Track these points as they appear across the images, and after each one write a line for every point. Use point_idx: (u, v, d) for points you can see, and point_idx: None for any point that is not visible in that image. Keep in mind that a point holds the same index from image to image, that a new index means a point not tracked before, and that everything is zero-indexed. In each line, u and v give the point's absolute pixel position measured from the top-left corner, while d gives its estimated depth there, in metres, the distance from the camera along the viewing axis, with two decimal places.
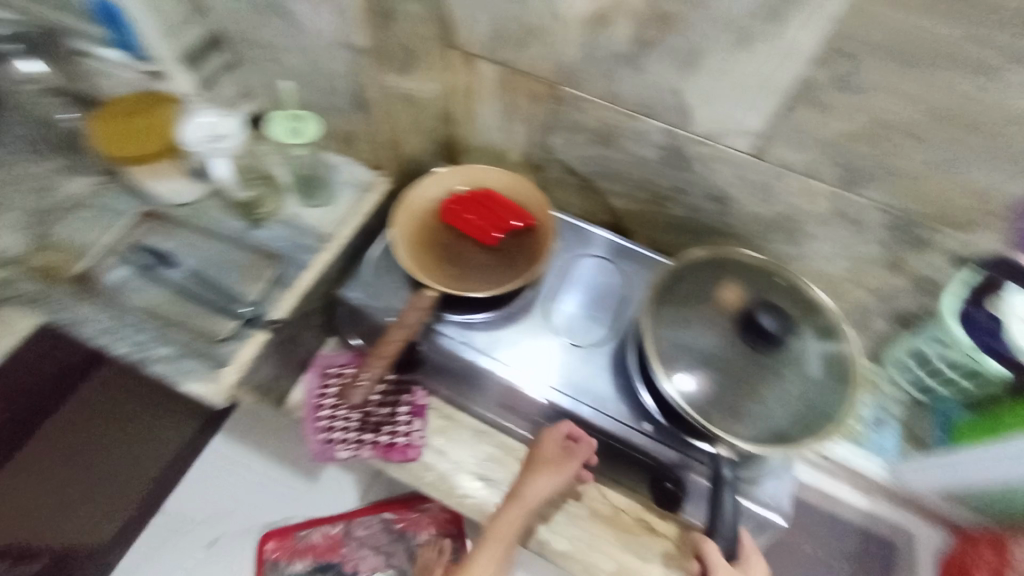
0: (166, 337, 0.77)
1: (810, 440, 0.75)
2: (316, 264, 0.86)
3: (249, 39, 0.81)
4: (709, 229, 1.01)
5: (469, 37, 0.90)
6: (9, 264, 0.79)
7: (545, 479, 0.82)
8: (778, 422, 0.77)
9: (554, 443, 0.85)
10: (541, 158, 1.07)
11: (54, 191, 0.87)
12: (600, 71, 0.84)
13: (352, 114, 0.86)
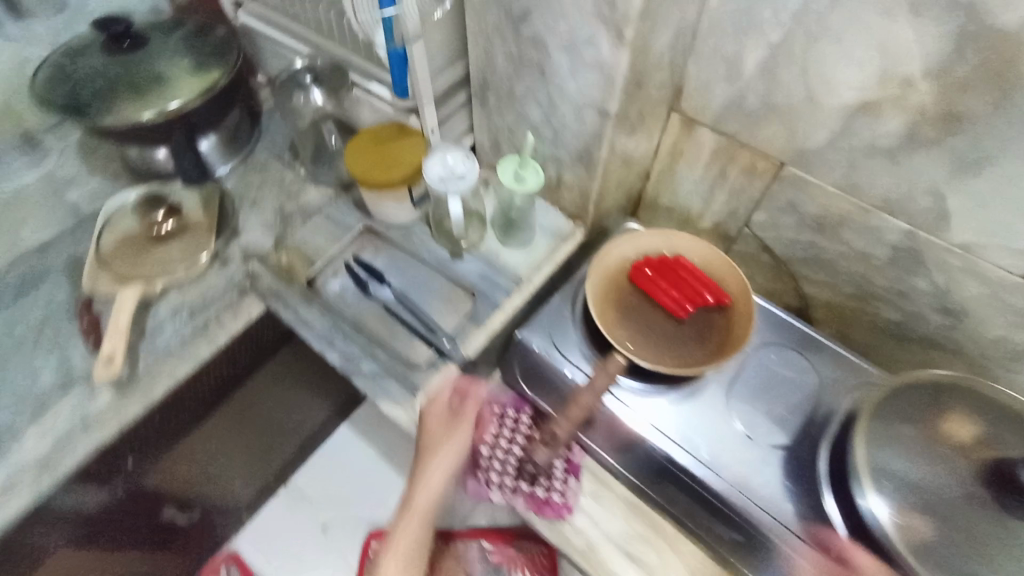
0: (372, 353, 0.84)
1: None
2: (509, 306, 0.88)
3: (493, 87, 0.86)
4: (925, 340, 0.90)
5: (698, 105, 0.88)
6: (260, 259, 0.91)
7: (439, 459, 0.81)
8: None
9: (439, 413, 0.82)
10: (735, 230, 1.02)
11: (298, 198, 1.00)
12: (846, 160, 0.78)
13: (570, 167, 0.88)
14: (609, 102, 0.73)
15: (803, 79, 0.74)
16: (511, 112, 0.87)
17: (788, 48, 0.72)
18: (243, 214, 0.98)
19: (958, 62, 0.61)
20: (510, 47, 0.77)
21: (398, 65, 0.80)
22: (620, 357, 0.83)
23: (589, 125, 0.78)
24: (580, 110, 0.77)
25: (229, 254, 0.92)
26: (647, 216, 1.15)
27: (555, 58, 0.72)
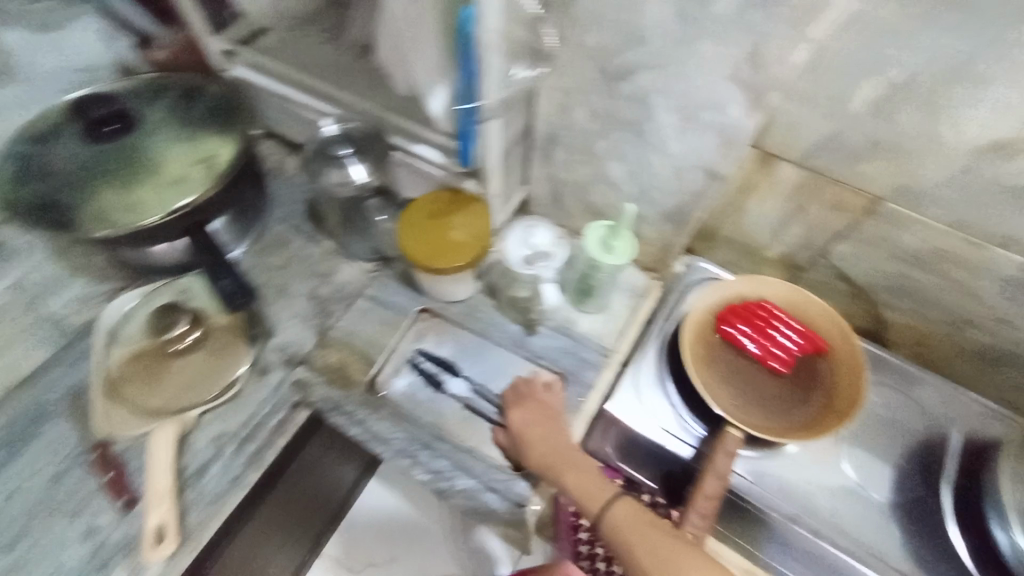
0: (462, 464, 0.73)
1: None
2: (601, 384, 0.79)
3: (561, 143, 0.75)
4: (1019, 363, 0.87)
5: (784, 141, 0.78)
6: (306, 363, 0.79)
7: None
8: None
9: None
10: (808, 260, 0.96)
11: (332, 279, 0.87)
12: (960, 198, 0.72)
13: (654, 224, 0.78)
14: (724, 164, 0.63)
15: (927, 117, 0.66)
16: (585, 168, 0.76)
17: (912, 88, 0.64)
18: (272, 309, 0.83)
19: None
20: (596, 104, 0.65)
21: (467, 138, 0.68)
22: (736, 432, 0.74)
23: (691, 185, 0.68)
24: (683, 172, 0.67)
25: (268, 362, 0.79)
26: (703, 245, 1.07)
27: (661, 119, 0.62)
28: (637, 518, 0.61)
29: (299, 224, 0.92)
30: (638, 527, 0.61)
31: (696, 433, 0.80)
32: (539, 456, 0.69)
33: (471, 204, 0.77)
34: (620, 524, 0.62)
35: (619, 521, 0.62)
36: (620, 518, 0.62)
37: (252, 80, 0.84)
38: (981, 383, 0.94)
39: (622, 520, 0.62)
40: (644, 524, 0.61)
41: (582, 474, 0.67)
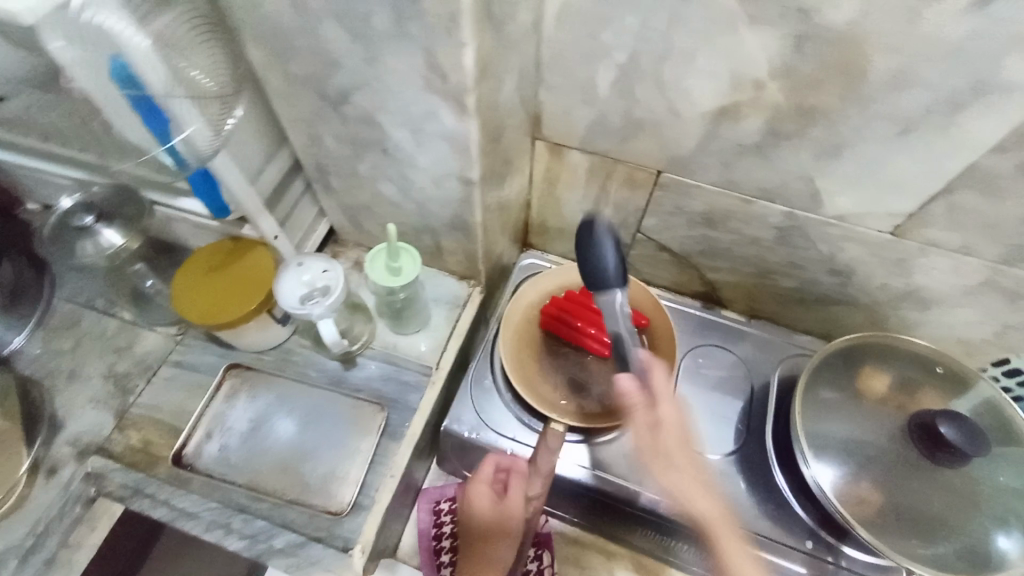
0: (283, 519, 0.69)
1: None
2: (425, 406, 0.77)
3: (334, 171, 0.73)
4: (824, 299, 0.93)
5: (561, 129, 0.81)
6: (102, 451, 0.73)
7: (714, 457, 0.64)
8: (953, 547, 0.69)
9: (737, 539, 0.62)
10: (630, 238, 0.99)
11: (131, 352, 0.81)
12: (718, 160, 0.76)
13: (448, 234, 0.78)
14: (470, 169, 0.63)
15: (660, 94, 0.70)
16: (364, 192, 0.75)
17: (637, 66, 0.67)
18: (62, 399, 0.76)
19: (801, 60, 0.60)
20: (339, 129, 0.65)
21: (204, 186, 0.65)
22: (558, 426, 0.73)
23: (456, 193, 0.68)
24: (441, 180, 0.67)
25: (58, 459, 0.72)
26: (540, 240, 1.09)
27: (396, 134, 0.62)
28: (703, 488, 0.64)
29: (92, 298, 0.85)
30: (731, 539, 0.64)
31: (536, 429, 0.80)
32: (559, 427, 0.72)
33: (255, 248, 0.74)
34: (696, 507, 0.64)
35: (707, 513, 0.65)
36: (693, 471, 0.62)
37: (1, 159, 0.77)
38: (806, 320, 0.99)
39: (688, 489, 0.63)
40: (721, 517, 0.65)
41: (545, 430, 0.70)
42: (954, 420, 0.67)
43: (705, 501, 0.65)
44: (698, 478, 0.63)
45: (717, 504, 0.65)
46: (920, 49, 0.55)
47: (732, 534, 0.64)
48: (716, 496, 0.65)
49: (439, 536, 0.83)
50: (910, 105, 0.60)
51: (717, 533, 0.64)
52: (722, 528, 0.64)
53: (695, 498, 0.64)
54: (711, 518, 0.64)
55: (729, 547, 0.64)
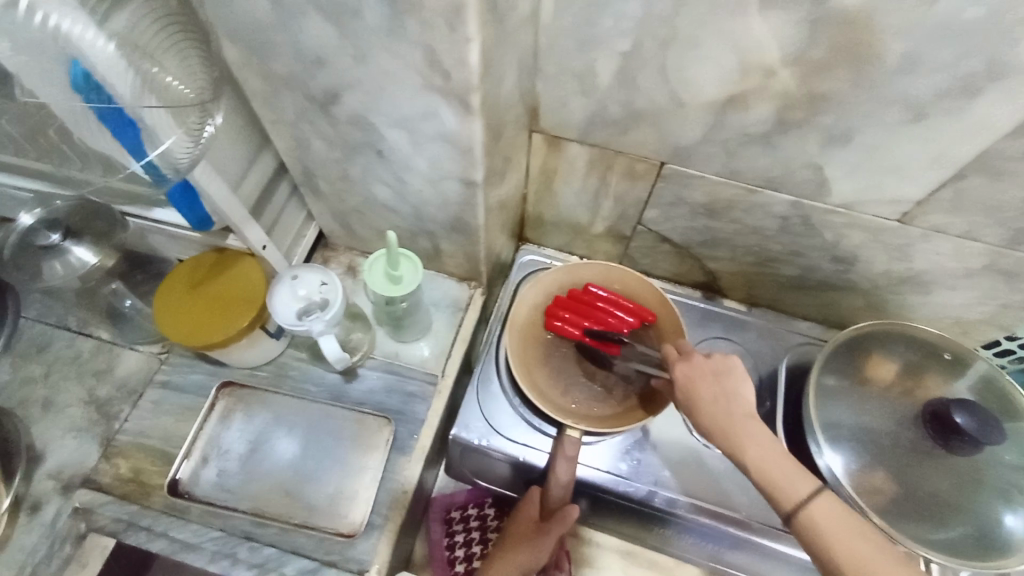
0: (292, 545, 0.67)
1: (989, 566, 0.67)
2: (432, 415, 0.75)
3: (323, 174, 0.69)
4: (824, 286, 0.92)
5: (558, 122, 0.77)
6: (90, 483, 0.68)
7: (745, 390, 0.60)
8: (959, 531, 0.69)
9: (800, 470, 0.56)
10: (629, 229, 0.96)
11: (112, 375, 0.75)
12: (723, 150, 0.73)
13: (446, 236, 0.74)
14: (471, 171, 0.59)
15: (663, 83, 0.66)
16: (354, 195, 0.71)
17: (640, 54, 0.63)
18: (38, 430, 0.71)
19: (813, 46, 0.57)
20: (326, 131, 0.60)
21: (187, 200, 0.61)
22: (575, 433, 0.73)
23: (455, 195, 0.64)
24: (438, 183, 0.62)
25: (39, 495, 0.67)
26: (536, 234, 1.05)
27: (390, 136, 0.57)
28: (701, 373, 0.62)
29: (62, 318, 0.79)
30: (728, 403, 0.59)
31: (547, 433, 0.78)
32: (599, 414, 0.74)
33: (245, 260, 0.71)
34: (713, 420, 0.59)
35: (710, 396, 0.60)
36: (692, 370, 0.63)
37: None
38: (806, 306, 0.99)
39: (688, 376, 0.63)
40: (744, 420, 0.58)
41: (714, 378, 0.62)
42: (966, 407, 0.67)
43: (704, 388, 0.61)
44: (694, 378, 0.62)
45: (717, 385, 0.61)
46: (935, 32, 0.52)
47: (734, 408, 0.59)
48: (721, 377, 0.61)
49: (453, 545, 0.83)
50: (921, 89, 0.58)
51: (719, 422, 0.58)
52: (724, 397, 0.60)
53: (694, 380, 0.62)
54: (719, 426, 0.58)
55: (740, 435, 0.57)
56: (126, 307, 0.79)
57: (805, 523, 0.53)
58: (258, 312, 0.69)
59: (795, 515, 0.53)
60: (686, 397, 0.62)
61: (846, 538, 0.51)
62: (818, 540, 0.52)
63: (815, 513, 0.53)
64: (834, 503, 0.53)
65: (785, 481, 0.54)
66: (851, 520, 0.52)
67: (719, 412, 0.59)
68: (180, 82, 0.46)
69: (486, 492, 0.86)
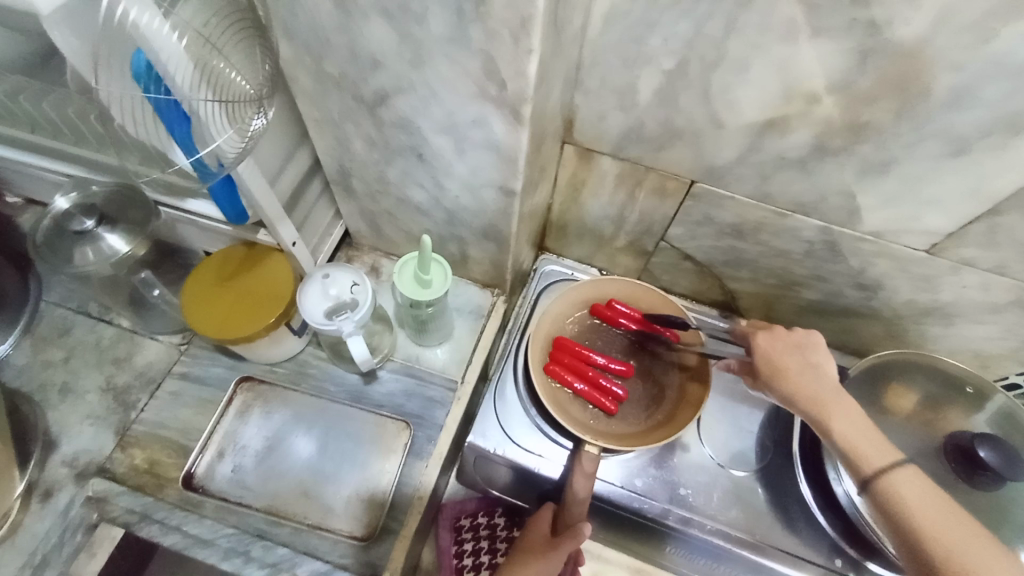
0: (305, 546, 0.69)
1: None
2: (451, 422, 0.77)
3: (358, 175, 0.69)
4: (844, 312, 0.92)
5: (593, 134, 0.77)
6: (105, 472, 0.72)
7: (830, 364, 0.61)
8: None
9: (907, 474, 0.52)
10: (652, 245, 0.96)
11: (131, 364, 0.79)
12: (757, 172, 0.73)
13: (475, 243, 0.74)
14: (512, 180, 0.59)
15: (705, 104, 0.66)
16: (387, 197, 0.71)
17: (684, 73, 0.63)
18: (55, 416, 0.75)
19: (861, 76, 0.57)
20: (368, 132, 0.60)
21: (227, 195, 0.62)
22: (593, 449, 0.72)
23: (492, 204, 0.64)
24: (476, 189, 0.62)
25: (52, 481, 0.71)
26: (557, 243, 1.05)
27: (435, 141, 0.57)
28: (786, 344, 0.63)
29: (83, 303, 0.83)
30: (815, 373, 0.60)
31: (564, 447, 0.77)
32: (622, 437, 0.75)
33: (274, 256, 0.72)
34: (800, 389, 0.59)
35: (796, 366, 0.61)
36: (776, 342, 0.63)
37: (11, 157, 0.74)
38: (824, 331, 0.98)
39: (770, 347, 0.63)
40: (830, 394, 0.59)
41: (800, 356, 0.61)
42: (989, 442, 0.69)
43: (791, 360, 0.61)
44: (776, 350, 0.63)
45: (803, 358, 0.61)
46: (989, 68, 0.53)
47: (824, 380, 0.59)
48: (806, 349, 0.62)
49: (461, 553, 0.81)
50: (965, 125, 0.58)
51: (807, 391, 0.59)
52: (812, 367, 0.60)
53: (778, 351, 0.62)
54: (809, 395, 0.59)
55: (829, 403, 0.58)
56: (154, 296, 0.78)
57: (880, 489, 0.52)
58: (285, 310, 0.70)
59: (868, 476, 0.53)
60: (770, 368, 0.62)
61: (926, 508, 0.50)
62: (894, 504, 0.51)
63: (894, 480, 0.52)
64: (908, 471, 0.53)
65: (869, 449, 0.55)
66: (924, 487, 0.52)
67: (806, 382, 0.59)
68: (243, 78, 0.48)
69: (497, 502, 0.86)
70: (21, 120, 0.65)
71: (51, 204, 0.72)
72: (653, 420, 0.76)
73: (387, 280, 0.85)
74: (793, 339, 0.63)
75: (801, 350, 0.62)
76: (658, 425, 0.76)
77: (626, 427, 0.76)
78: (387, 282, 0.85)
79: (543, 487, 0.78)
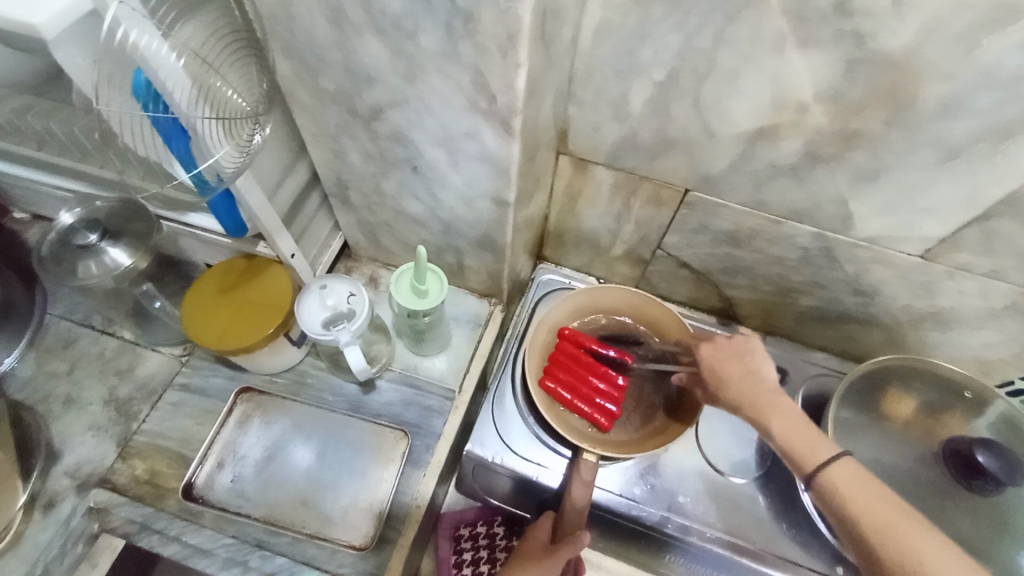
0: (304, 556, 0.69)
1: None
2: (449, 431, 0.77)
3: (356, 187, 0.70)
4: (843, 318, 0.92)
5: (588, 145, 0.78)
6: (106, 483, 0.72)
7: (766, 365, 0.59)
8: None
9: (844, 474, 0.51)
10: (649, 254, 0.96)
11: (134, 375, 0.80)
12: (750, 180, 0.74)
13: (472, 253, 0.75)
14: (506, 192, 0.60)
15: (697, 114, 0.67)
16: (385, 209, 0.72)
17: (675, 84, 0.65)
18: (58, 427, 0.76)
19: (848, 85, 0.58)
20: (365, 145, 0.62)
21: (226, 206, 0.63)
22: (591, 456, 0.72)
23: (487, 215, 0.65)
24: (471, 201, 0.64)
25: (55, 492, 0.72)
26: (555, 253, 1.06)
27: (429, 154, 0.59)
28: (725, 353, 0.62)
29: (88, 316, 0.84)
30: (753, 380, 0.59)
31: (562, 455, 0.77)
32: (620, 445, 0.75)
33: (273, 267, 0.73)
34: (742, 397, 0.58)
35: (736, 375, 0.60)
36: (716, 351, 0.62)
37: (18, 172, 0.76)
38: (822, 338, 0.98)
39: (713, 357, 0.62)
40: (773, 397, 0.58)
41: (739, 367, 0.60)
42: (988, 446, 0.69)
43: (731, 367, 0.60)
44: (718, 359, 0.62)
45: (743, 364, 0.60)
46: (973, 77, 0.54)
47: (761, 385, 0.58)
48: (743, 356, 0.61)
49: (460, 563, 0.81)
50: (952, 134, 0.59)
51: (749, 399, 0.58)
52: (750, 374, 0.59)
53: (720, 361, 0.61)
54: (750, 402, 0.58)
55: (767, 408, 0.57)
56: (155, 309, 0.79)
57: (828, 496, 0.51)
58: (285, 320, 0.71)
59: (816, 482, 0.52)
60: (713, 379, 0.61)
61: (873, 513, 0.48)
62: (844, 510, 0.49)
63: (841, 485, 0.50)
64: (857, 472, 0.51)
65: (813, 452, 0.53)
66: (873, 487, 0.50)
67: (747, 390, 0.58)
68: (240, 96, 0.50)
69: (496, 511, 0.87)
70: (29, 138, 0.67)
71: (57, 218, 0.73)
72: (650, 428, 0.77)
73: (386, 291, 0.86)
74: (726, 347, 0.62)
75: (737, 356, 0.61)
76: (655, 433, 0.76)
77: (625, 435, 0.77)
78: (386, 292, 0.86)
79: (542, 495, 0.78)
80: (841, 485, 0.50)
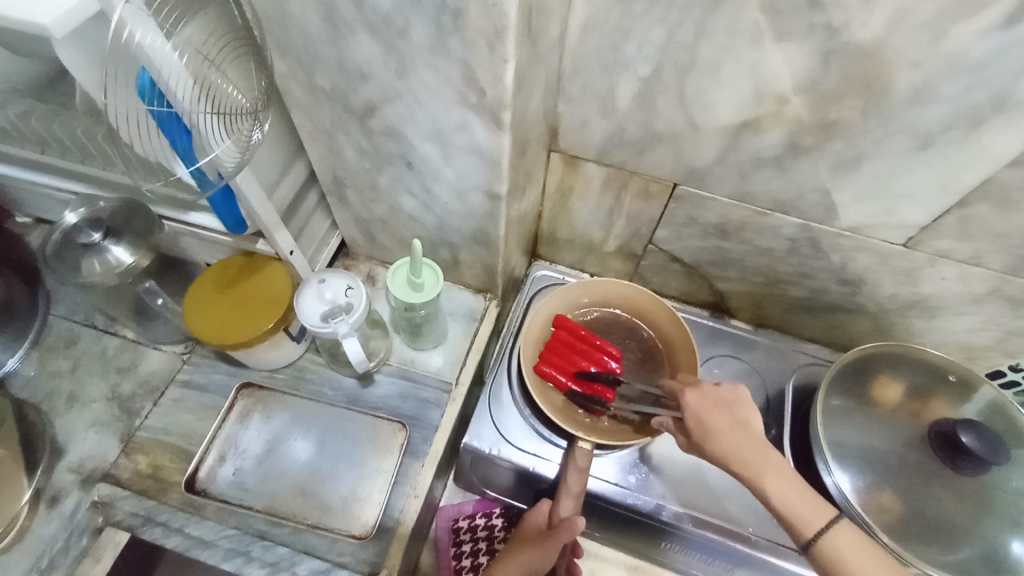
0: (304, 545, 0.70)
1: None
2: (446, 421, 0.78)
3: (351, 183, 0.72)
4: (831, 308, 0.94)
5: (578, 142, 0.80)
6: (109, 477, 0.74)
7: (755, 417, 0.61)
8: (966, 551, 0.69)
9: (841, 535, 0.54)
10: (641, 248, 0.98)
11: (135, 372, 0.81)
12: (736, 172, 0.76)
13: (466, 247, 0.77)
14: (497, 185, 0.62)
15: (682, 108, 0.70)
16: (380, 205, 0.74)
17: (659, 80, 0.67)
18: (62, 424, 0.77)
19: (825, 76, 0.61)
20: (360, 141, 0.63)
21: (225, 203, 0.64)
22: (585, 444, 0.73)
23: (479, 208, 0.67)
24: (464, 194, 0.65)
25: (59, 487, 0.73)
26: (549, 249, 1.07)
27: (422, 148, 0.60)
28: (712, 403, 0.63)
29: (90, 316, 0.86)
30: (744, 433, 0.60)
31: (558, 446, 0.79)
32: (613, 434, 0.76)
33: (273, 264, 0.75)
34: (732, 451, 0.59)
35: (726, 427, 0.60)
36: (703, 401, 0.63)
37: (21, 176, 0.78)
38: (812, 328, 1.00)
39: (700, 406, 0.63)
40: (761, 451, 0.59)
41: (727, 419, 0.61)
42: (972, 428, 0.69)
43: (719, 419, 0.61)
44: (705, 408, 0.63)
45: (731, 414, 0.61)
46: (941, 65, 0.56)
47: (751, 439, 0.59)
48: (732, 407, 0.62)
49: (460, 554, 0.83)
50: (927, 121, 0.61)
51: (740, 455, 0.58)
52: (739, 425, 0.60)
53: (707, 411, 0.62)
54: (741, 459, 0.58)
55: (758, 466, 0.58)
56: (157, 305, 0.80)
57: (823, 557, 0.54)
58: (284, 315, 0.73)
59: (812, 543, 0.55)
60: (700, 428, 0.61)
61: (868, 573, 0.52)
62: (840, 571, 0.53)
63: (837, 546, 0.54)
64: (850, 533, 0.55)
65: (810, 513, 0.55)
66: (864, 545, 0.54)
67: (737, 444, 0.59)
68: (236, 90, 0.52)
69: (494, 502, 0.88)
70: (33, 140, 0.69)
71: (60, 219, 0.75)
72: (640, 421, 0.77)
73: (383, 287, 0.88)
74: (713, 398, 0.63)
75: (726, 407, 0.62)
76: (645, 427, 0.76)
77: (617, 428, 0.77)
78: (383, 289, 0.88)
79: (539, 485, 0.79)
80: (840, 548, 0.54)
